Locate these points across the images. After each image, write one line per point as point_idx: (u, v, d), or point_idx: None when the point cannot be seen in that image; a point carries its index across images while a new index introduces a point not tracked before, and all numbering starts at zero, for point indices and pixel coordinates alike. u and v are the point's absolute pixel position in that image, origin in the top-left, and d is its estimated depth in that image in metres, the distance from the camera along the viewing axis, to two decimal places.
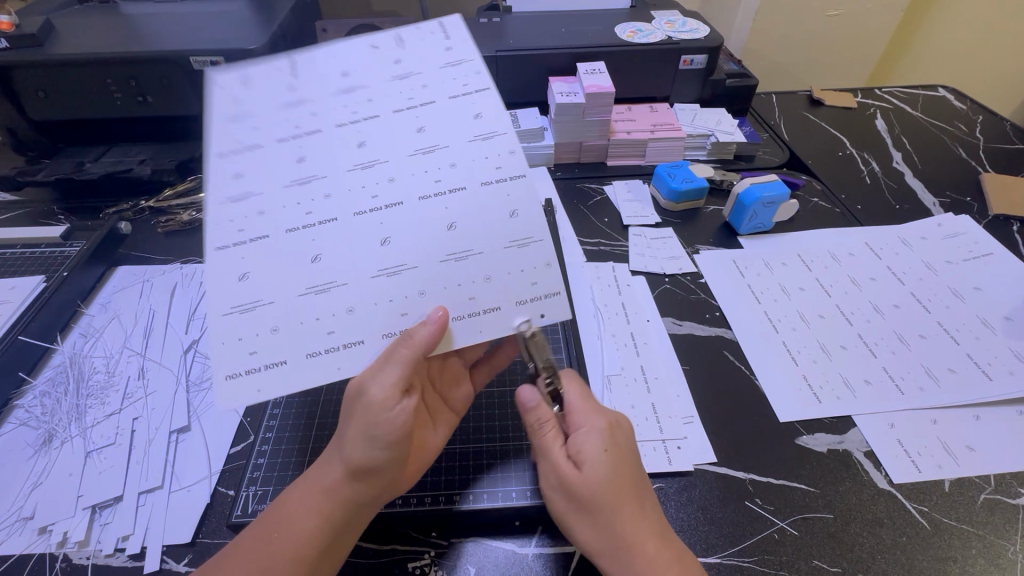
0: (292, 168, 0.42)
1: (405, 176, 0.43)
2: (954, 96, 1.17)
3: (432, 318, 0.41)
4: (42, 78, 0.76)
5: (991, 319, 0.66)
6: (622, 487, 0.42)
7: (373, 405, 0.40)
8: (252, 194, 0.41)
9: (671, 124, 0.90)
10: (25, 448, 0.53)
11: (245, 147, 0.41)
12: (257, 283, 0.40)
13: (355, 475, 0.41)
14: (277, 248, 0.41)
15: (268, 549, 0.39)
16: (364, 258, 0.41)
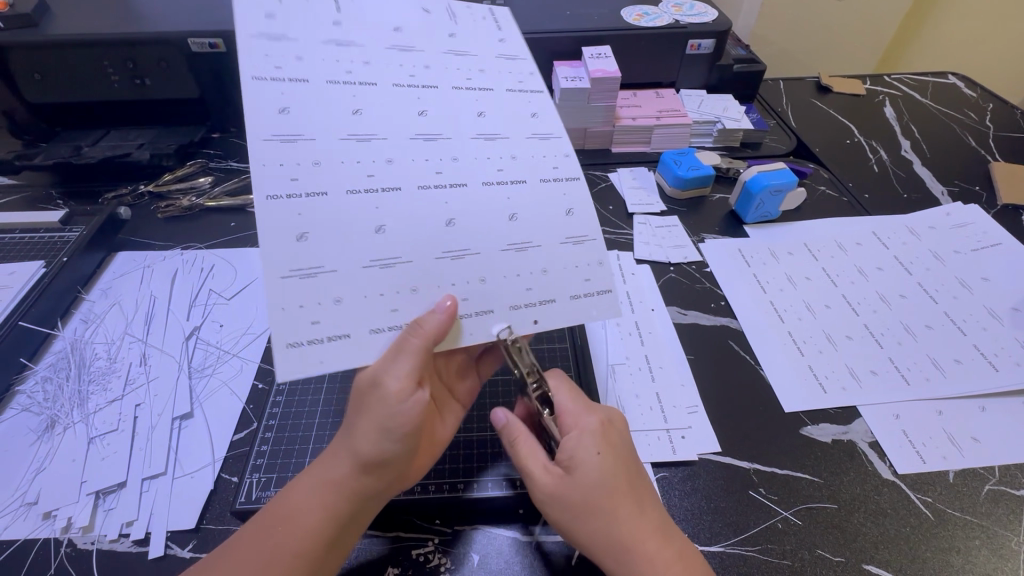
0: (354, 131, 0.41)
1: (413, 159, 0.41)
2: (965, 83, 1.15)
3: (440, 307, 0.40)
4: (38, 60, 0.74)
5: (999, 310, 0.66)
6: (617, 488, 0.41)
7: (386, 399, 0.39)
8: (311, 149, 0.39)
9: (677, 110, 0.89)
10: (27, 433, 0.53)
11: (309, 101, 0.40)
12: (317, 247, 0.38)
13: (366, 470, 0.40)
14: (333, 208, 0.39)
15: (274, 542, 0.39)
16: (425, 234, 0.41)
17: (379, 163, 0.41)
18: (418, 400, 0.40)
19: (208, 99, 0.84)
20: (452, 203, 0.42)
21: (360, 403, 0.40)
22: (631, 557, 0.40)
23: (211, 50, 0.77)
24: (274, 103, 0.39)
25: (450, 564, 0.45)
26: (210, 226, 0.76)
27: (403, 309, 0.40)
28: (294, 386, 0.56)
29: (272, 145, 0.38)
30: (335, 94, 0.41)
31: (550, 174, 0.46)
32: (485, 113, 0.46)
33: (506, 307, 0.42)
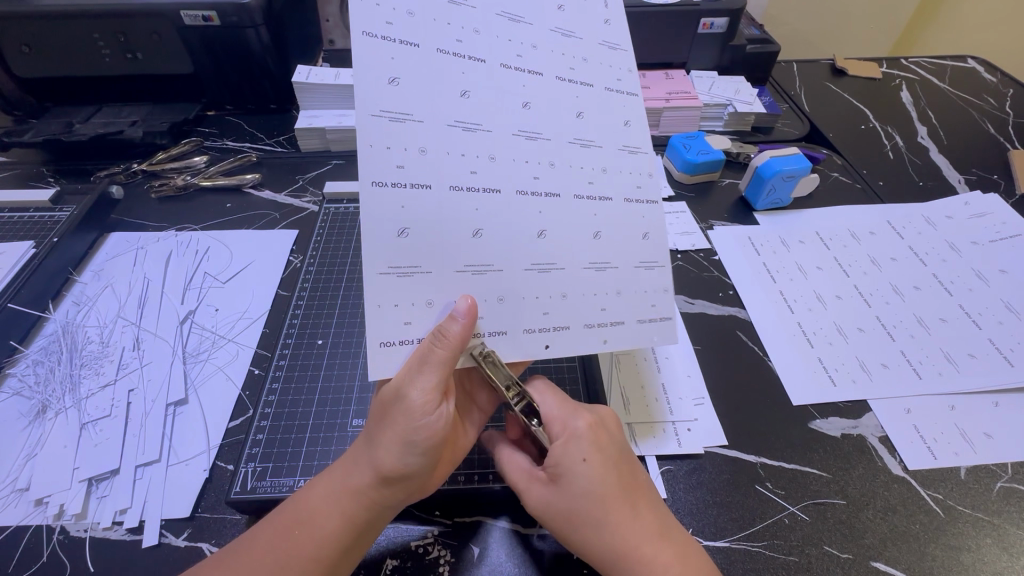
0: (461, 121, 0.39)
1: (444, 142, 0.38)
2: (984, 67, 1.12)
3: (459, 310, 0.37)
4: (24, 31, 0.71)
5: (1016, 304, 0.64)
6: (609, 491, 0.40)
7: (413, 411, 0.37)
8: (420, 134, 0.38)
9: (687, 92, 0.86)
10: (18, 418, 0.52)
11: (424, 79, 0.38)
12: (418, 243, 0.38)
13: (386, 482, 0.39)
14: (435, 202, 0.38)
15: (287, 547, 0.38)
16: (516, 241, 0.40)
17: (486, 159, 0.40)
18: (445, 412, 0.39)
19: (201, 74, 0.81)
20: (544, 213, 0.42)
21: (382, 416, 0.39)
22: (629, 560, 0.39)
23: (204, 23, 0.74)
24: (388, 76, 0.37)
25: (450, 557, 0.44)
26: (205, 206, 0.74)
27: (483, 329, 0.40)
28: (290, 372, 0.55)
29: (381, 124, 0.37)
30: (392, 62, 0.38)
31: (632, 193, 0.45)
32: (587, 112, 0.44)
33: (580, 325, 0.43)
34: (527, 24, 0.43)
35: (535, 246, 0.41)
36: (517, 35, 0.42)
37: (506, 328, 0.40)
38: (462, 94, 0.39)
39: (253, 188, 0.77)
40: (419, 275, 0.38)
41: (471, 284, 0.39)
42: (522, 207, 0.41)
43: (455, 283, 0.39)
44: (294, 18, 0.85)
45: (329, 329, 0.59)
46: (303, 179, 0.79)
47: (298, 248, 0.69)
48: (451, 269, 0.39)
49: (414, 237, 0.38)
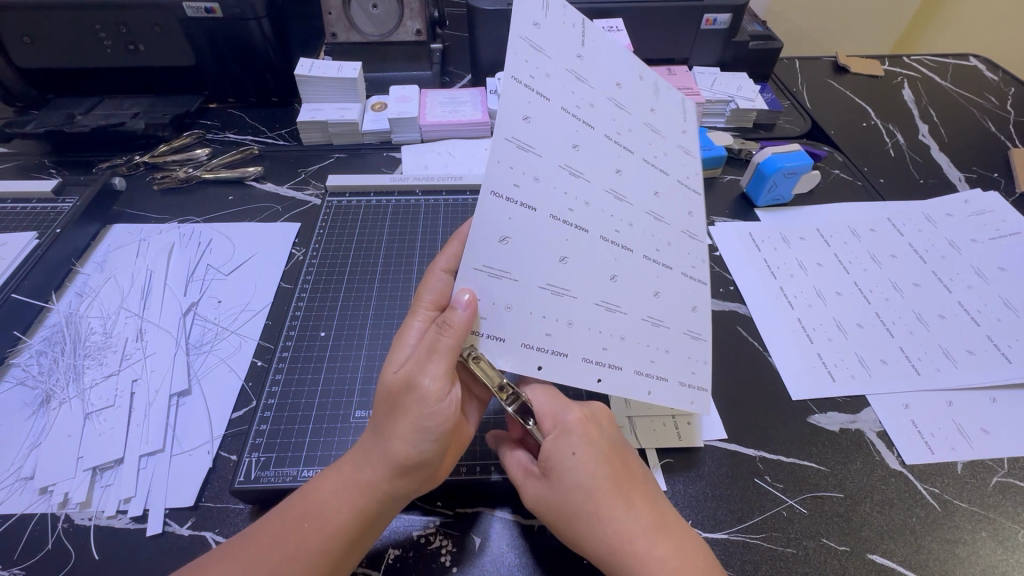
0: (571, 167, 0.38)
1: (550, 177, 0.37)
2: (986, 66, 1.12)
3: (459, 302, 0.37)
4: (26, 21, 0.71)
5: (1014, 301, 0.64)
6: (600, 485, 0.40)
7: (423, 400, 0.38)
8: (535, 166, 0.36)
9: (690, 88, 0.86)
10: (23, 407, 0.52)
11: (552, 117, 0.37)
12: (512, 254, 0.37)
13: (399, 473, 0.39)
14: (533, 226, 0.37)
15: (295, 539, 0.38)
16: (590, 278, 0.40)
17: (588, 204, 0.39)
18: (454, 401, 0.39)
19: (203, 67, 0.81)
20: (619, 261, 0.42)
21: (392, 407, 0.39)
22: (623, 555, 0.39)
23: (206, 15, 0.73)
24: (522, 106, 0.35)
25: (452, 547, 0.45)
26: (208, 199, 0.74)
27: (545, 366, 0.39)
28: (293, 365, 0.55)
29: (509, 150, 0.35)
30: (524, 93, 0.35)
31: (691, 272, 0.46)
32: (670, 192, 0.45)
33: (630, 370, 0.42)
34: (637, 99, 0.43)
35: (599, 288, 0.41)
36: (626, 108, 0.42)
37: (572, 366, 0.40)
38: (572, 145, 0.38)
39: (255, 181, 0.77)
40: (501, 292, 0.37)
41: (547, 309, 0.39)
42: (597, 251, 0.40)
43: (535, 310, 0.38)
44: (296, 11, 0.85)
45: (331, 322, 0.59)
46: (305, 172, 0.79)
47: (300, 241, 0.69)
48: (533, 294, 0.38)
49: (509, 251, 0.37)
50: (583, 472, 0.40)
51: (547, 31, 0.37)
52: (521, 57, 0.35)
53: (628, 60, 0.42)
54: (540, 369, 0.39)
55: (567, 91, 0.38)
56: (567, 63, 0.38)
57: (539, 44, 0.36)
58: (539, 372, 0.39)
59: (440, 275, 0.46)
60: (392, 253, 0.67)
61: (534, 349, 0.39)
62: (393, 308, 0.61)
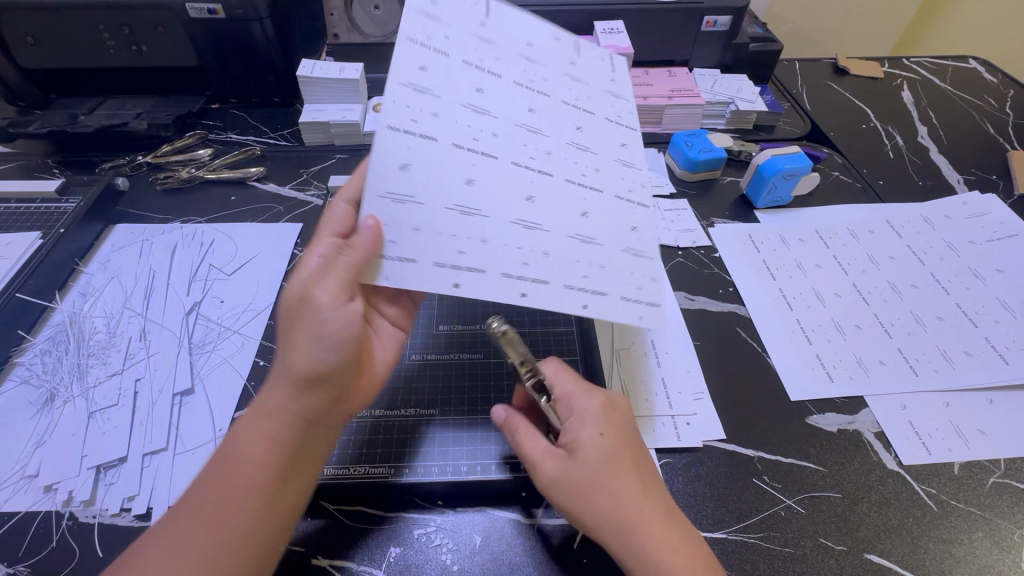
0: (526, 124, 0.45)
1: (505, 130, 0.44)
2: (985, 69, 1.12)
3: (364, 225, 0.40)
4: (31, 22, 0.72)
5: (1012, 302, 0.65)
6: (623, 466, 0.41)
7: (318, 308, 0.41)
8: (494, 125, 0.44)
9: (689, 90, 0.86)
10: (27, 406, 0.53)
11: (504, 88, 0.45)
12: (478, 193, 0.42)
13: (304, 387, 0.40)
14: (499, 172, 0.43)
15: (222, 479, 0.38)
16: (512, 205, 0.43)
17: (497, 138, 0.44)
18: (352, 312, 0.42)
19: (205, 67, 0.81)
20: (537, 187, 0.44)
21: (295, 327, 0.41)
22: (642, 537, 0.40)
23: (209, 17, 0.74)
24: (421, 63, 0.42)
25: (453, 545, 0.45)
26: (211, 199, 0.75)
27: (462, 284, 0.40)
28: None
29: (468, 112, 0.43)
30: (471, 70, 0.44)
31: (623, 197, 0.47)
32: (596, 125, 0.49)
33: (617, 296, 0.43)
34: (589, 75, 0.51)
35: (572, 222, 0.44)
36: (538, 63, 0.48)
37: (490, 277, 0.41)
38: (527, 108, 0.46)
39: (258, 181, 0.77)
40: (409, 217, 0.40)
41: (463, 228, 0.41)
42: (563, 193, 0.45)
43: (455, 228, 0.41)
44: (298, 12, 0.85)
45: None
46: (307, 173, 0.79)
47: (302, 242, 0.70)
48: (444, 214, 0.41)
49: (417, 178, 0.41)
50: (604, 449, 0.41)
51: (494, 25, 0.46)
52: (471, 51, 0.45)
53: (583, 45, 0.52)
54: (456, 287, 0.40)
55: (516, 69, 0.46)
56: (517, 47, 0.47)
57: (484, 38, 0.46)
58: (455, 290, 0.40)
59: (339, 204, 0.47)
60: None
61: (449, 264, 0.40)
62: None
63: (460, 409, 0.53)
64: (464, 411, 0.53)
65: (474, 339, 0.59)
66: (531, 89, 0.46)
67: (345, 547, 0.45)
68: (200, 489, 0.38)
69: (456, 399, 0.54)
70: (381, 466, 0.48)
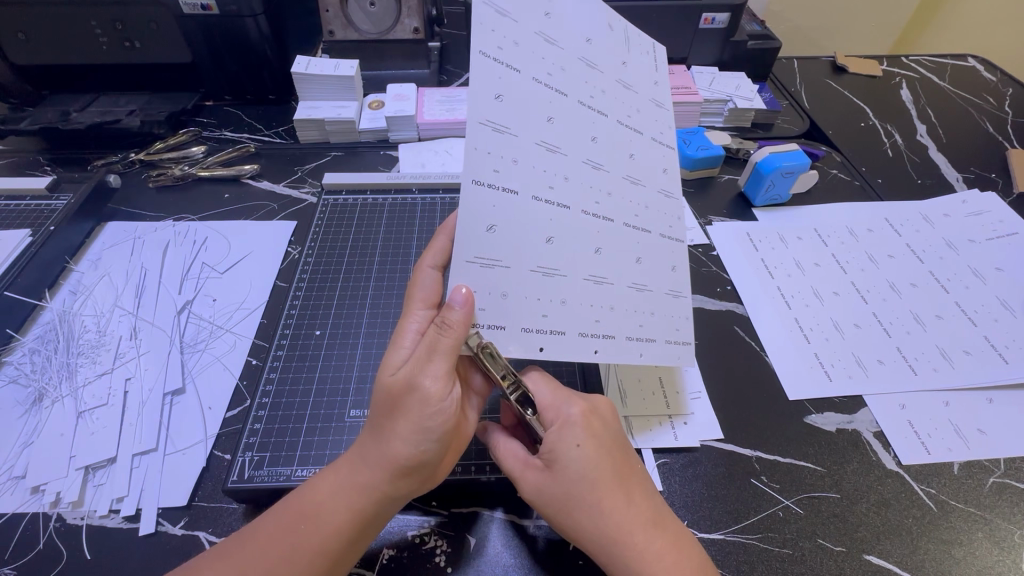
0: (546, 142, 0.38)
1: (524, 154, 0.37)
2: (984, 67, 1.12)
3: (455, 298, 0.36)
4: (21, 18, 0.71)
5: (1012, 301, 0.64)
6: (601, 478, 0.40)
7: (425, 400, 0.37)
8: (514, 147, 0.36)
9: (687, 87, 0.86)
10: (15, 406, 0.52)
11: (525, 94, 0.37)
12: (500, 240, 0.37)
13: (399, 475, 0.38)
14: (519, 210, 0.37)
15: (295, 539, 0.38)
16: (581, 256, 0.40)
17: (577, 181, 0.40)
18: (455, 400, 0.39)
19: (199, 64, 0.80)
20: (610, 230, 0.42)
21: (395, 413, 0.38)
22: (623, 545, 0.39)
23: (202, 13, 0.73)
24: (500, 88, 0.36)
25: (446, 547, 0.44)
26: (204, 197, 0.74)
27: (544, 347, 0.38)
28: (288, 363, 0.55)
29: (487, 132, 0.35)
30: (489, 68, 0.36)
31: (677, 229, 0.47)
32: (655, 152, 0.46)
33: (624, 336, 0.43)
34: (603, 61, 0.43)
35: (585, 263, 0.41)
36: (592, 66, 0.42)
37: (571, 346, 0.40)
38: (546, 120, 0.38)
39: (252, 179, 0.77)
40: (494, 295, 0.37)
41: (542, 292, 0.39)
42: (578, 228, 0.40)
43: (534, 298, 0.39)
44: (294, 9, 0.85)
45: (327, 322, 0.59)
46: (302, 170, 0.78)
47: (296, 239, 0.69)
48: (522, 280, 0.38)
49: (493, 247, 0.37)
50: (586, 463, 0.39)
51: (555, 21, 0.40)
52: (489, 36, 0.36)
53: (596, 15, 0.43)
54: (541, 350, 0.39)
55: (537, 64, 0.38)
56: (536, 26, 0.39)
57: (504, 12, 0.37)
58: (541, 354, 0.39)
59: (429, 271, 0.46)
60: (388, 251, 0.67)
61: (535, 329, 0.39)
62: (388, 307, 0.61)
63: None
64: None
65: None
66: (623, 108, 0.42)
67: None
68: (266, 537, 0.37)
69: None
70: None
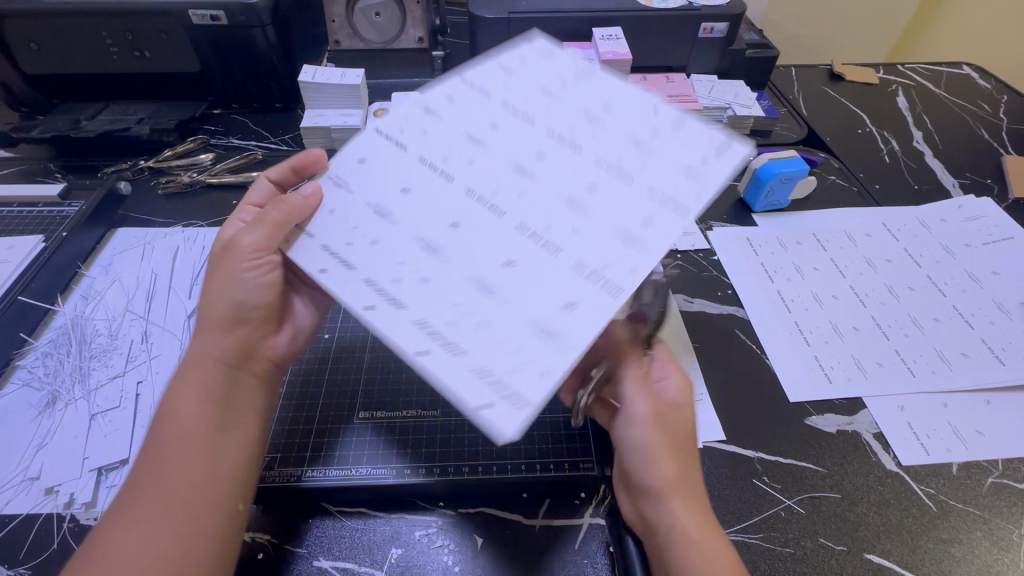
0: (478, 149, 0.45)
1: (462, 168, 0.45)
2: (978, 75, 1.13)
3: (305, 190, 0.46)
4: (35, 29, 0.72)
5: (1008, 304, 0.66)
6: (659, 441, 0.43)
7: (237, 250, 0.47)
8: (448, 156, 0.46)
9: (687, 95, 0.87)
10: (29, 409, 0.53)
11: (464, 123, 0.47)
12: (434, 232, 0.42)
13: (228, 327, 0.47)
14: (450, 197, 0.43)
15: (181, 465, 0.40)
16: (502, 231, 0.41)
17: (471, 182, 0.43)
18: (273, 265, 0.49)
19: (207, 73, 0.82)
20: (525, 203, 0.42)
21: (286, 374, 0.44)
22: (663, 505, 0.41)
23: (212, 23, 0.75)
24: (367, 156, 0.47)
25: (454, 546, 0.45)
26: (212, 203, 0.75)
27: (399, 334, 0.37)
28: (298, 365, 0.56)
29: (421, 166, 0.45)
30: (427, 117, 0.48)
31: (682, 175, 0.41)
32: (602, 123, 0.45)
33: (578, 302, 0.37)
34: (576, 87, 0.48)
35: (533, 238, 0.40)
36: (554, 95, 0.48)
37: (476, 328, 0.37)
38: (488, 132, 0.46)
39: None
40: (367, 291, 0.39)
41: (439, 274, 0.39)
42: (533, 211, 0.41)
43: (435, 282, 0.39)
44: (301, 19, 0.86)
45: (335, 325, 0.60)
46: None
47: None
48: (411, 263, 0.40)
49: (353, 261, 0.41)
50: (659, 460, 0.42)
51: (511, 74, 0.50)
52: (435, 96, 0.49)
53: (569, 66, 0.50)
54: (424, 352, 0.36)
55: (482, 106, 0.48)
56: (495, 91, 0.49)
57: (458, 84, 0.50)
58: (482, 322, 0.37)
59: (261, 183, 0.59)
60: None
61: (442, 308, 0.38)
62: None
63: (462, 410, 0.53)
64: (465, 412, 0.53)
65: None
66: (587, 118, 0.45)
67: (347, 548, 0.45)
68: (156, 477, 0.39)
69: None
70: (382, 468, 0.48)
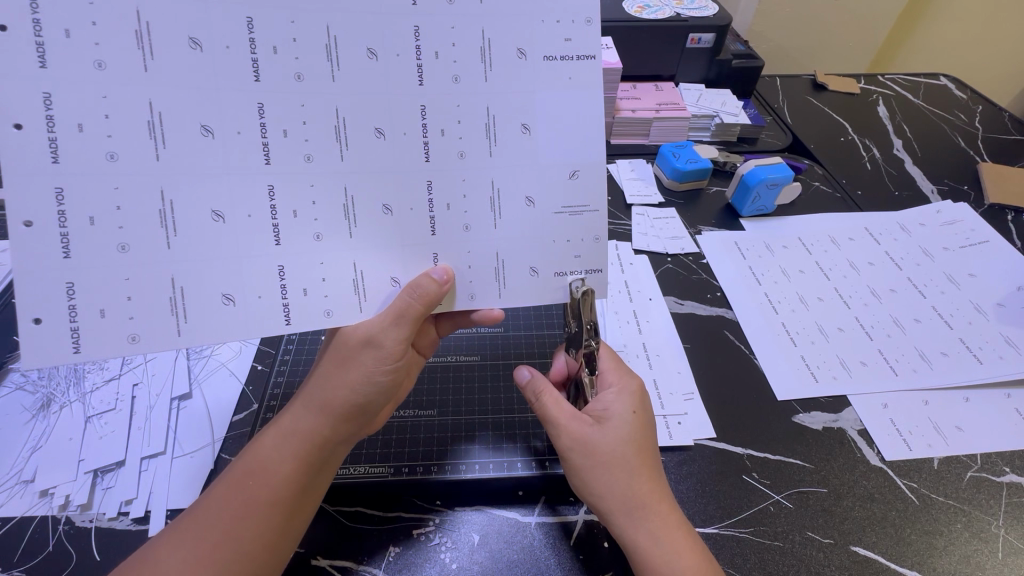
0: (345, 124, 0.40)
1: (315, 143, 0.40)
2: (955, 85, 1.17)
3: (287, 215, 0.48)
4: None
5: (985, 305, 0.68)
6: (591, 464, 0.44)
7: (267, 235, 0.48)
8: (310, 102, 0.39)
9: (677, 104, 0.90)
10: (22, 412, 0.53)
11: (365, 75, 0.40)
12: (219, 245, 0.39)
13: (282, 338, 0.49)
14: (260, 185, 0.39)
15: (241, 498, 0.40)
16: (285, 232, 0.40)
17: (319, 144, 0.40)
18: None
19: None
20: (371, 226, 0.42)
21: (348, 354, 0.43)
22: (615, 519, 0.43)
23: None
24: (274, 32, 0.38)
25: (450, 542, 0.46)
26: None
27: (139, 314, 0.38)
28: (296, 366, 0.57)
29: (277, 100, 0.38)
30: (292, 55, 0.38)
31: (523, 274, 0.45)
32: (503, 140, 0.42)
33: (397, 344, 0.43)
34: (515, 89, 0.42)
35: (329, 251, 0.42)
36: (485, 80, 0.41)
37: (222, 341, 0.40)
38: (373, 125, 0.40)
39: None
40: (147, 244, 0.38)
41: (207, 257, 0.39)
42: (373, 226, 0.42)
43: (207, 262, 0.39)
44: None
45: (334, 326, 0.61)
46: None
47: None
48: (195, 224, 0.39)
49: (169, 160, 0.37)
50: (597, 481, 0.43)
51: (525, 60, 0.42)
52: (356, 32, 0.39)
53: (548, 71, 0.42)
54: (134, 341, 0.38)
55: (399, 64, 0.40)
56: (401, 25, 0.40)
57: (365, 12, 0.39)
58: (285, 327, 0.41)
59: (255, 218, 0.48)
60: None
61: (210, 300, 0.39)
62: None
63: (459, 410, 0.54)
64: (464, 412, 0.54)
65: (472, 343, 0.61)
66: (514, 162, 0.43)
67: (346, 547, 0.45)
68: (208, 521, 0.39)
69: (454, 400, 0.55)
70: (381, 466, 0.49)
